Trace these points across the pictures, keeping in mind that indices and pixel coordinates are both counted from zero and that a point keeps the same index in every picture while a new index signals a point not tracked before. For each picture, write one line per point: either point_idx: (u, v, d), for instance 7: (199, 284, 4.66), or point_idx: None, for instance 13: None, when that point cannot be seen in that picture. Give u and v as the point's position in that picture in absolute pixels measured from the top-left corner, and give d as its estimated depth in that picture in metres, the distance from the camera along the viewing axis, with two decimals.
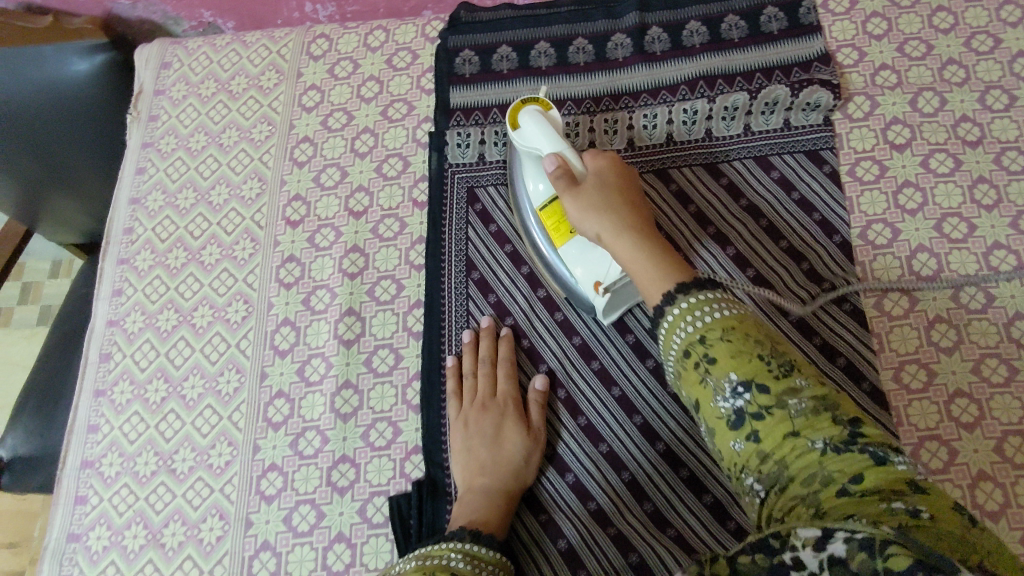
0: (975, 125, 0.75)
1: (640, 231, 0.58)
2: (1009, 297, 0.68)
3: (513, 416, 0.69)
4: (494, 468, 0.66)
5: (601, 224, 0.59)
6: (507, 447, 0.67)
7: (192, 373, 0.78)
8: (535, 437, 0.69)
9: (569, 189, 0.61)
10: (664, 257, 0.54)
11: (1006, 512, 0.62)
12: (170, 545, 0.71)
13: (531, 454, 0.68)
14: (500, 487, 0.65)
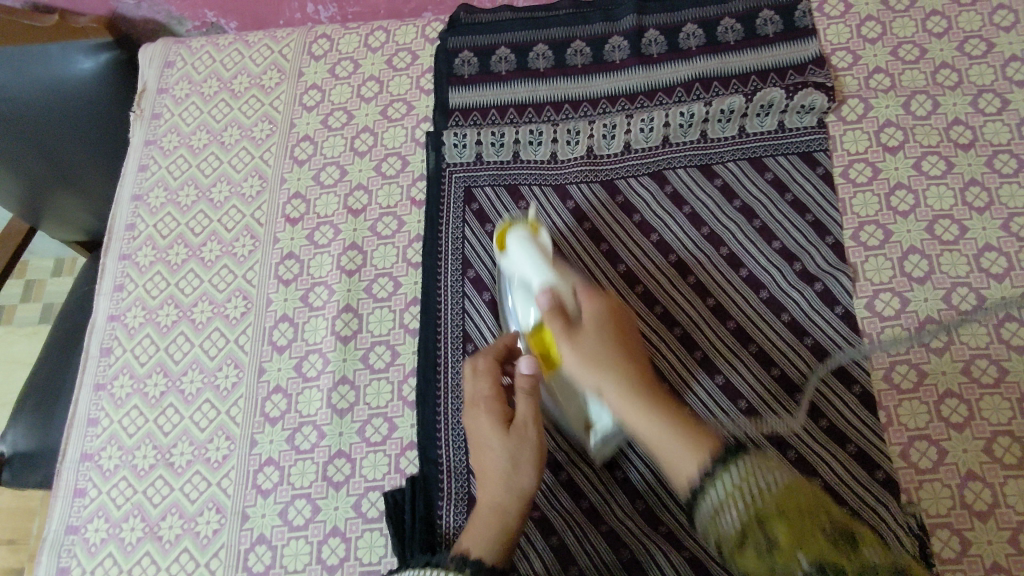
0: (968, 129, 0.76)
1: (646, 385, 0.56)
2: (999, 299, 0.69)
3: (491, 419, 0.62)
4: (489, 481, 0.61)
5: (604, 378, 0.56)
6: (496, 453, 0.61)
7: (191, 368, 0.79)
8: (521, 438, 0.60)
9: (566, 333, 0.57)
10: (685, 427, 0.51)
11: (994, 512, 0.62)
12: (167, 538, 0.72)
13: (521, 456, 0.60)
14: (500, 499, 0.59)
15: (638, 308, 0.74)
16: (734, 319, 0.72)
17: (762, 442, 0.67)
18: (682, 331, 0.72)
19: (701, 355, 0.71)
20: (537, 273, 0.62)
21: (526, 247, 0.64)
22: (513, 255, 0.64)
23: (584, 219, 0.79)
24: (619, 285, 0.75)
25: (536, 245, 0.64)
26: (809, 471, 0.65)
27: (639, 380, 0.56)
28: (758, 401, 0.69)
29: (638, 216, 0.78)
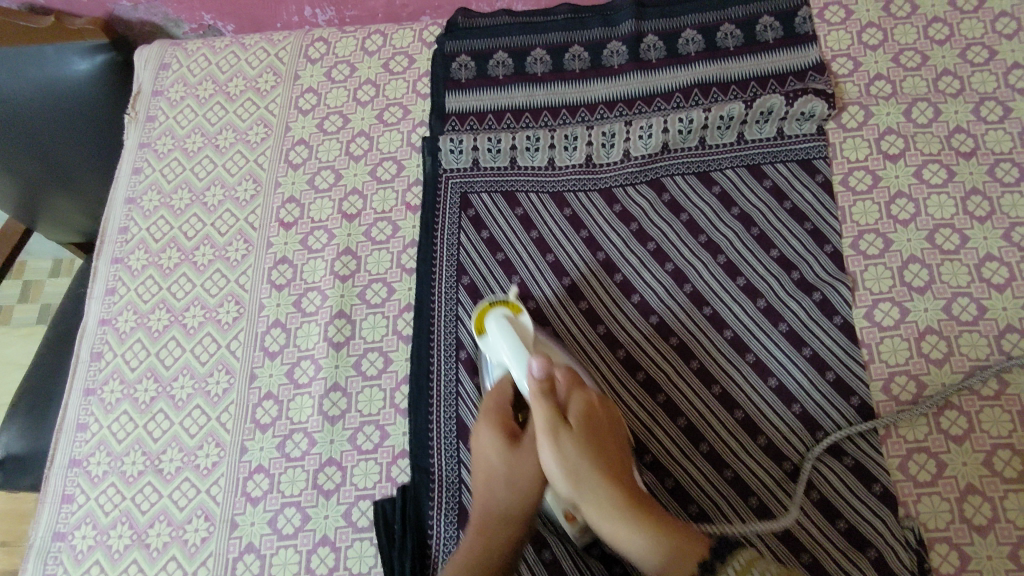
0: (969, 137, 0.75)
1: (622, 485, 0.57)
2: (1000, 309, 0.68)
3: (493, 435, 0.62)
4: (483, 498, 0.62)
5: (586, 486, 0.57)
6: (497, 469, 0.62)
7: (182, 373, 0.78)
8: (521, 456, 0.62)
9: (551, 430, 0.58)
10: (664, 536, 0.53)
11: (994, 526, 0.61)
12: (155, 546, 0.71)
13: (519, 475, 0.61)
14: (494, 518, 0.60)
15: (634, 317, 0.73)
16: (731, 328, 0.71)
17: (758, 454, 0.66)
18: (678, 341, 0.72)
19: (698, 365, 0.70)
20: (519, 360, 0.63)
21: (506, 329, 0.64)
22: (495, 339, 0.65)
23: (580, 226, 0.78)
24: (615, 293, 0.74)
25: (514, 326, 0.65)
26: (804, 484, 0.64)
27: (614, 475, 0.57)
28: (754, 413, 0.68)
29: (634, 224, 0.77)
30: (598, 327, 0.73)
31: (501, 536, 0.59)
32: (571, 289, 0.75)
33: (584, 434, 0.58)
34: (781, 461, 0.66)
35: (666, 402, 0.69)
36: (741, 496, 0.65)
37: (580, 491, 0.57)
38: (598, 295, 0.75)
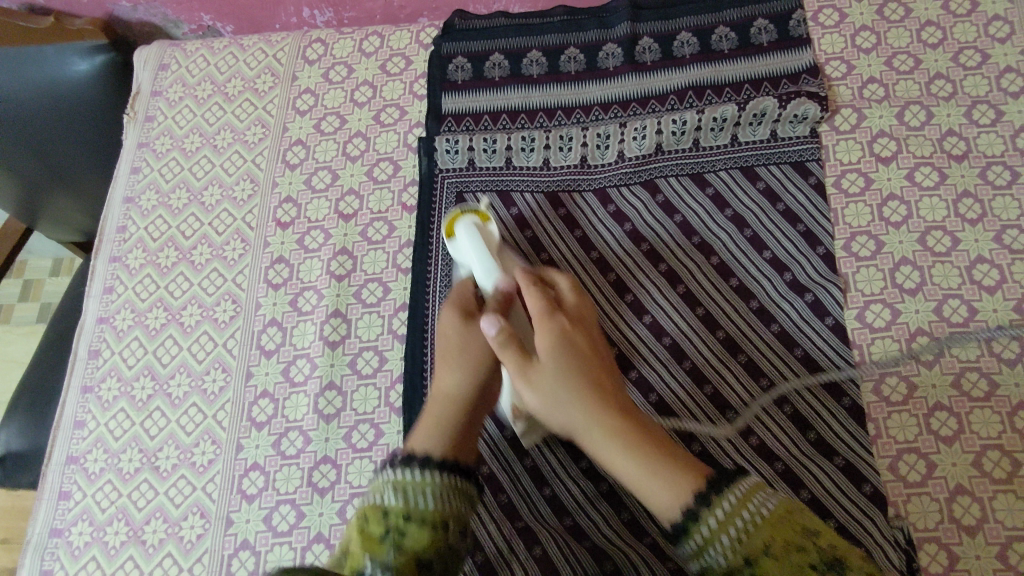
0: (961, 140, 0.75)
1: (614, 413, 0.56)
2: (991, 311, 0.68)
3: (449, 317, 0.64)
4: (441, 374, 0.63)
5: (573, 420, 0.56)
6: (452, 345, 0.63)
7: (178, 371, 0.78)
8: (474, 334, 0.63)
9: (526, 375, 0.58)
10: (659, 463, 0.53)
11: (983, 527, 0.61)
12: (151, 542, 0.71)
13: (472, 351, 0.62)
14: (449, 395, 0.61)
15: (626, 316, 0.74)
16: (723, 328, 0.72)
17: (749, 453, 0.67)
18: (670, 340, 0.72)
19: (691, 365, 0.71)
20: (482, 261, 0.66)
21: (472, 233, 0.67)
22: (461, 241, 0.67)
23: (575, 226, 0.78)
24: (608, 292, 0.75)
25: (483, 233, 0.68)
26: (795, 483, 0.65)
27: (602, 395, 0.57)
28: (745, 412, 0.68)
29: (628, 224, 0.77)
30: None
31: (461, 417, 0.60)
32: None
33: (560, 369, 0.58)
34: (772, 460, 0.66)
35: (658, 401, 0.70)
36: None
37: (569, 424, 0.57)
38: (592, 294, 0.75)
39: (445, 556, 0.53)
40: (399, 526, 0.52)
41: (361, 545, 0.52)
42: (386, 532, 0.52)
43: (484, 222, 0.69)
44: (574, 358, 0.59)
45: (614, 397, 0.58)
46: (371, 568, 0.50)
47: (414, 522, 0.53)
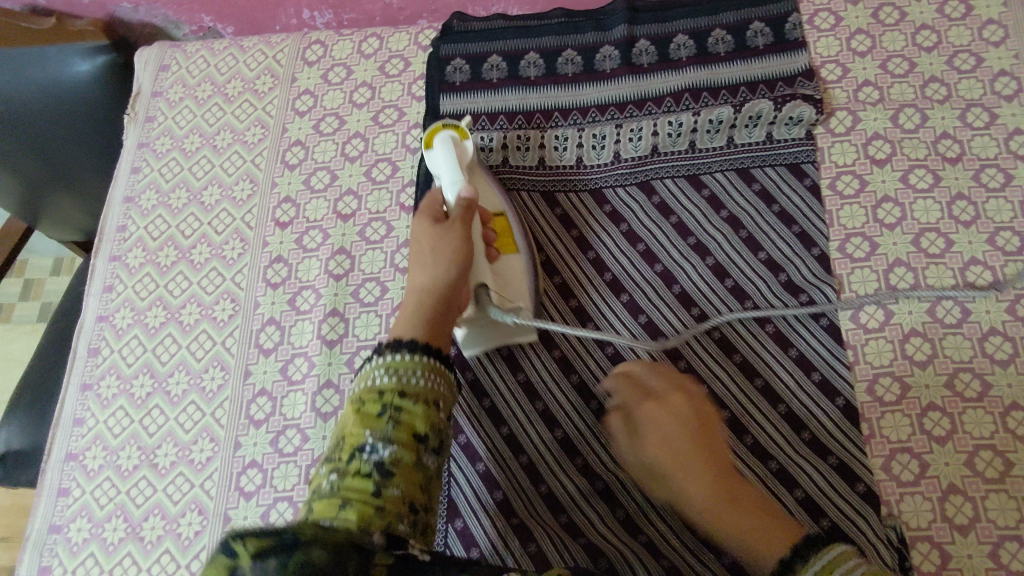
0: (955, 143, 0.76)
1: (698, 495, 0.55)
2: (984, 312, 0.69)
3: (420, 221, 0.68)
4: (415, 273, 0.65)
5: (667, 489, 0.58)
6: (426, 247, 0.65)
7: (177, 369, 0.79)
8: (446, 232, 0.65)
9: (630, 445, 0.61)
10: (734, 535, 0.52)
11: (975, 526, 0.62)
12: (149, 539, 0.72)
13: (444, 248, 0.64)
14: (423, 290, 0.63)
15: (622, 315, 0.74)
16: (719, 329, 0.72)
17: (743, 452, 0.67)
18: (666, 340, 0.73)
19: (686, 364, 0.71)
20: (452, 172, 0.71)
21: (448, 147, 0.72)
22: (437, 153, 0.72)
23: (571, 226, 0.79)
24: (605, 292, 0.76)
25: (458, 148, 0.73)
26: (790, 483, 0.65)
27: (694, 479, 0.55)
28: (740, 412, 0.69)
29: (625, 224, 0.78)
30: (587, 324, 0.74)
31: (435, 307, 0.62)
32: (562, 288, 0.76)
33: (647, 448, 0.58)
34: (767, 459, 0.66)
35: None
36: None
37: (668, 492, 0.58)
38: (589, 294, 0.76)
39: (438, 431, 0.54)
40: (394, 403, 0.53)
41: (359, 424, 0.52)
42: (383, 408, 0.52)
43: (461, 138, 0.74)
44: (669, 444, 0.57)
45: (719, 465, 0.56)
46: (372, 443, 0.50)
47: (410, 399, 0.53)
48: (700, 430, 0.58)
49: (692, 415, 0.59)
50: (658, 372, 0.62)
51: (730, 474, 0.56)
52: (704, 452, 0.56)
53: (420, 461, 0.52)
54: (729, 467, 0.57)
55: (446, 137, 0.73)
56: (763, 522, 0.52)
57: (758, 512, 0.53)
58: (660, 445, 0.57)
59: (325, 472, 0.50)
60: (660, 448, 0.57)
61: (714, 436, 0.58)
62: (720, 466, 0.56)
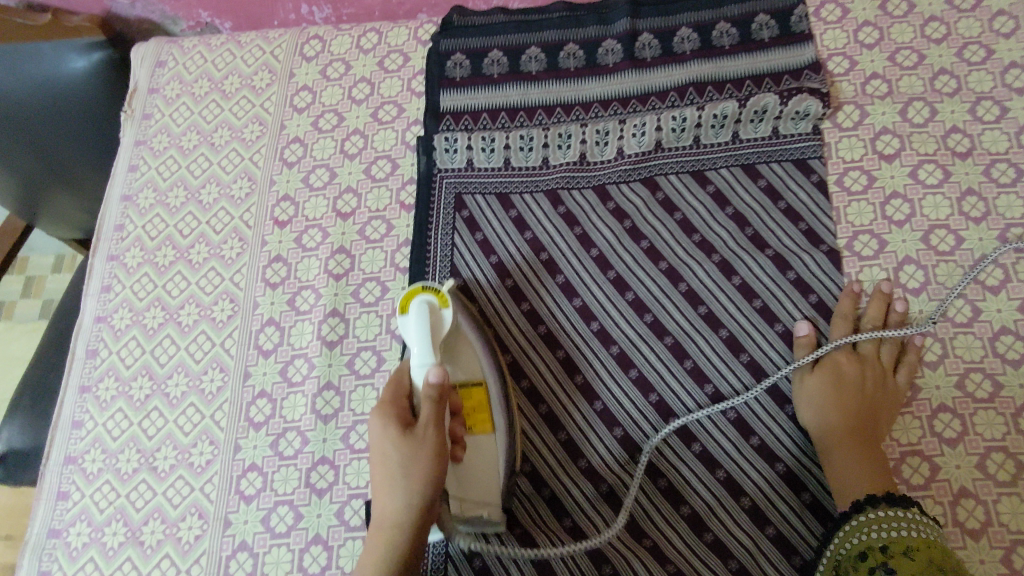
0: (965, 137, 0.74)
1: (853, 438, 0.63)
2: (995, 312, 0.68)
3: (384, 422, 0.60)
4: (382, 494, 0.59)
5: (817, 418, 0.65)
6: (391, 465, 0.59)
7: (176, 371, 0.78)
8: (417, 449, 0.58)
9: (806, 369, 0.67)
10: (862, 475, 0.61)
11: (987, 530, 0.61)
12: (149, 543, 0.71)
13: (414, 474, 0.58)
14: (394, 517, 0.58)
15: (628, 315, 0.73)
16: (726, 328, 0.71)
17: (750, 453, 0.67)
18: (672, 340, 0.71)
19: (693, 365, 0.70)
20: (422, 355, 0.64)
21: (422, 319, 0.65)
22: (410, 323, 0.65)
23: (575, 223, 0.78)
24: (609, 292, 0.74)
25: (433, 319, 0.65)
26: (797, 485, 0.65)
27: (858, 431, 0.64)
28: (746, 413, 0.68)
29: (628, 221, 0.77)
30: (592, 325, 0.73)
31: (414, 536, 0.58)
32: (565, 288, 0.75)
33: (863, 407, 0.64)
34: (773, 461, 0.66)
35: (658, 402, 0.70)
36: (733, 496, 0.66)
37: (813, 420, 0.65)
38: (593, 293, 0.75)
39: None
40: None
41: None
42: None
43: (440, 306, 0.66)
44: (861, 396, 0.65)
45: (874, 428, 0.64)
46: None
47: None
48: (875, 396, 0.65)
49: (875, 382, 0.66)
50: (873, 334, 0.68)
51: (872, 431, 0.64)
52: (861, 404, 0.65)
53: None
54: (880, 425, 0.64)
55: (424, 305, 0.65)
56: (862, 466, 0.62)
57: (865, 457, 0.62)
58: (829, 386, 0.66)
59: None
60: (824, 389, 0.65)
61: (882, 408, 0.65)
62: (865, 419, 0.64)
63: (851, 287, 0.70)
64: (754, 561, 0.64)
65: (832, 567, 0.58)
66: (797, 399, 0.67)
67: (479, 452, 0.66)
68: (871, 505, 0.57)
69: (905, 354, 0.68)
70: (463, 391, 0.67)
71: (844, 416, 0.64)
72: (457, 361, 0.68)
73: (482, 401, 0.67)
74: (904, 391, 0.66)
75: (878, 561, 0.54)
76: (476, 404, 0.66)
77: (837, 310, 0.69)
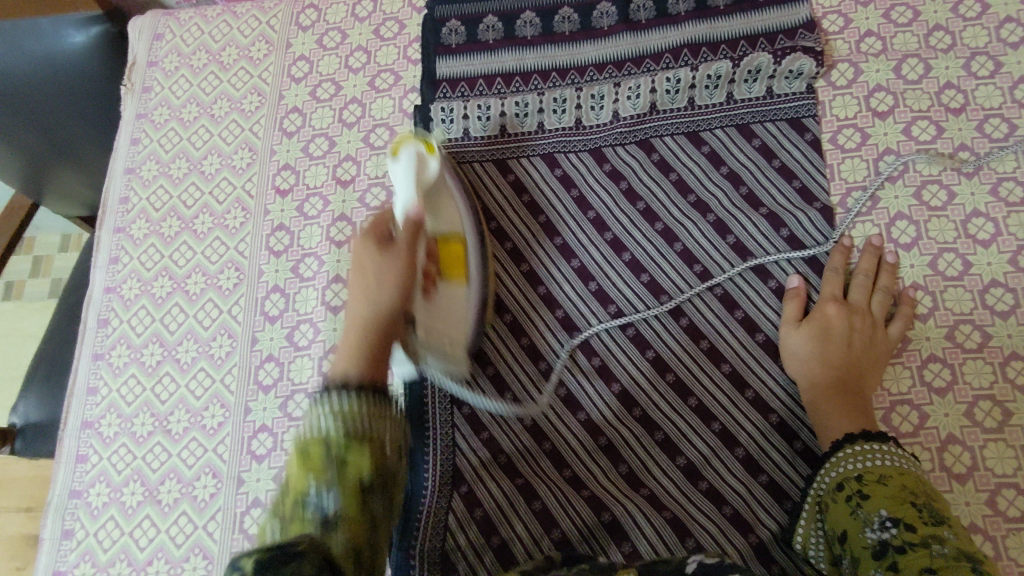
0: (960, 93, 0.75)
1: (835, 386, 0.65)
2: (985, 264, 0.69)
3: (364, 241, 0.58)
4: (357, 305, 0.57)
5: (801, 369, 0.67)
6: (368, 273, 0.57)
7: (186, 338, 0.80)
8: (395, 260, 0.57)
9: (793, 319, 0.69)
10: (840, 421, 0.63)
11: (973, 474, 0.64)
12: (166, 502, 0.74)
13: (390, 274, 0.57)
14: (365, 322, 0.56)
15: (624, 275, 0.75)
16: (720, 285, 0.73)
17: (744, 406, 0.69)
18: (668, 298, 0.73)
19: (687, 321, 0.72)
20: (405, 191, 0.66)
21: (410, 163, 0.66)
22: (400, 168, 0.67)
23: (572, 186, 0.79)
24: (606, 252, 0.76)
25: (420, 163, 0.67)
26: (789, 435, 0.68)
27: (841, 381, 0.65)
28: (740, 367, 0.70)
29: (625, 182, 0.78)
30: (589, 284, 0.75)
31: (381, 346, 0.55)
32: (563, 250, 0.77)
33: (847, 357, 0.66)
34: (767, 413, 0.68)
35: (654, 356, 0.72)
36: (727, 447, 0.68)
37: (796, 369, 0.67)
38: (590, 255, 0.76)
39: (386, 478, 0.45)
40: (341, 450, 0.44)
41: (301, 468, 0.43)
42: (329, 457, 0.43)
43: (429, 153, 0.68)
44: (845, 347, 0.66)
45: (858, 379, 0.66)
46: (316, 489, 0.42)
47: (356, 445, 0.44)
48: (862, 346, 0.66)
49: (865, 334, 0.67)
50: (865, 285, 0.69)
51: (854, 383, 0.65)
52: (848, 354, 0.66)
53: (367, 506, 0.43)
54: (865, 377, 0.66)
55: (412, 152, 0.67)
56: (844, 414, 0.63)
57: (850, 406, 0.63)
58: (814, 338, 0.67)
59: (268, 524, 0.42)
60: (811, 338, 0.67)
61: (869, 360, 0.66)
62: (850, 370, 0.66)
63: (841, 242, 0.71)
64: (748, 507, 0.66)
65: (814, 507, 0.60)
66: (783, 349, 0.69)
67: (453, 294, 0.67)
68: (849, 441, 0.59)
69: (899, 306, 0.69)
70: (441, 240, 0.69)
71: (825, 367, 0.66)
72: (438, 212, 0.69)
73: (460, 253, 0.69)
74: (892, 344, 0.67)
75: (853, 488, 0.56)
76: (454, 254, 0.68)
77: (829, 266, 0.71)
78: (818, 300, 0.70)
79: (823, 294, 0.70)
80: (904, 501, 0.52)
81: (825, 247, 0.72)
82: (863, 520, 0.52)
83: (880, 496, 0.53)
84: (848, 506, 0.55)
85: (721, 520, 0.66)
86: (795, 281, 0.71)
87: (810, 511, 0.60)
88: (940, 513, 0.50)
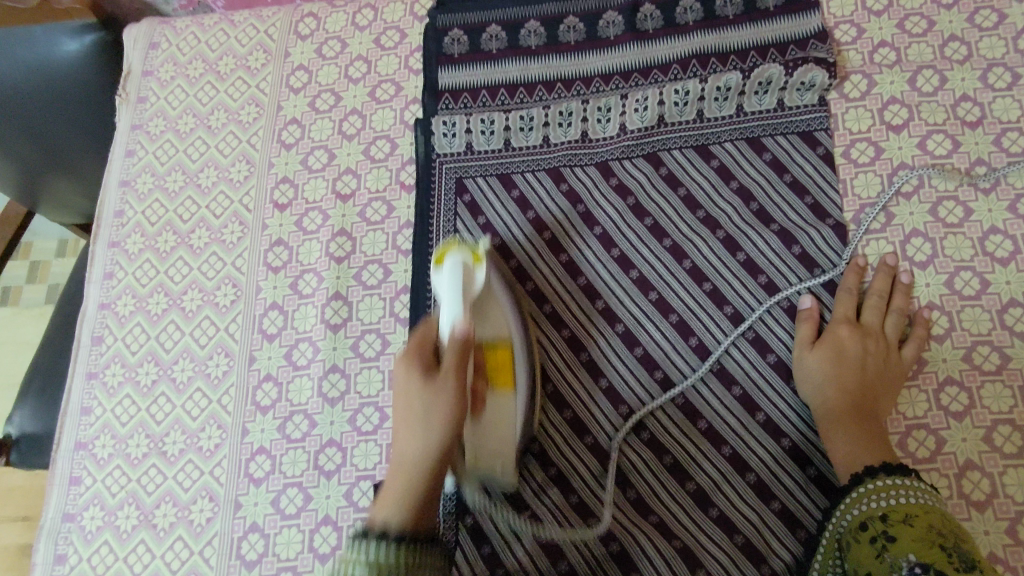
0: (976, 105, 0.73)
1: (850, 412, 0.63)
2: (1003, 283, 0.67)
3: (407, 366, 0.57)
4: (404, 439, 0.56)
5: (814, 394, 0.65)
6: (414, 409, 0.56)
7: (182, 356, 0.78)
8: (439, 396, 0.55)
9: (805, 342, 0.67)
10: (856, 451, 0.61)
11: (992, 502, 0.62)
12: (162, 526, 0.72)
13: (438, 413, 0.55)
14: (414, 465, 0.55)
15: (632, 293, 0.73)
16: (731, 304, 0.71)
17: (755, 429, 0.67)
18: (677, 317, 0.71)
19: (697, 342, 0.70)
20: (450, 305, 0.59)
21: (454, 273, 0.60)
22: (443, 277, 0.60)
23: (578, 201, 0.77)
24: (613, 270, 0.74)
25: (466, 274, 0.61)
26: (802, 459, 0.66)
27: (855, 407, 0.63)
28: (751, 389, 0.68)
29: (632, 197, 0.76)
30: (596, 303, 0.73)
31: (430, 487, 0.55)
32: (569, 267, 0.75)
33: (862, 382, 0.64)
34: (779, 437, 0.67)
35: (663, 378, 0.70)
36: (738, 471, 0.66)
37: (810, 394, 0.65)
38: (598, 273, 0.74)
39: None
40: None
41: None
42: None
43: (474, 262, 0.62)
44: (858, 371, 0.65)
45: (873, 404, 0.64)
46: None
47: None
48: (877, 370, 0.65)
49: (879, 357, 0.65)
50: (878, 306, 0.68)
51: (869, 409, 0.63)
52: (861, 379, 0.64)
53: None
54: (880, 402, 0.64)
55: (457, 262, 0.60)
56: (859, 442, 0.61)
57: (866, 434, 0.61)
58: (828, 362, 0.65)
59: None
60: (824, 362, 0.65)
61: (884, 384, 0.64)
62: (864, 395, 0.64)
63: (855, 262, 0.69)
64: (759, 534, 0.64)
65: (831, 544, 0.58)
66: (795, 373, 0.67)
67: (500, 409, 0.62)
68: (870, 475, 0.58)
69: (913, 327, 0.67)
70: (487, 347, 0.63)
71: (839, 393, 0.64)
72: (484, 317, 0.64)
73: (507, 360, 0.63)
74: (907, 367, 0.65)
75: (877, 529, 0.54)
76: (502, 362, 0.63)
77: (843, 285, 0.69)
78: (830, 321, 0.68)
79: (836, 315, 0.68)
80: (933, 545, 0.50)
81: (841, 266, 0.70)
82: (891, 565, 0.51)
83: (907, 539, 0.52)
84: (872, 547, 0.53)
85: (731, 549, 0.64)
86: (807, 301, 0.69)
87: (827, 546, 0.59)
88: (970, 558, 0.49)
